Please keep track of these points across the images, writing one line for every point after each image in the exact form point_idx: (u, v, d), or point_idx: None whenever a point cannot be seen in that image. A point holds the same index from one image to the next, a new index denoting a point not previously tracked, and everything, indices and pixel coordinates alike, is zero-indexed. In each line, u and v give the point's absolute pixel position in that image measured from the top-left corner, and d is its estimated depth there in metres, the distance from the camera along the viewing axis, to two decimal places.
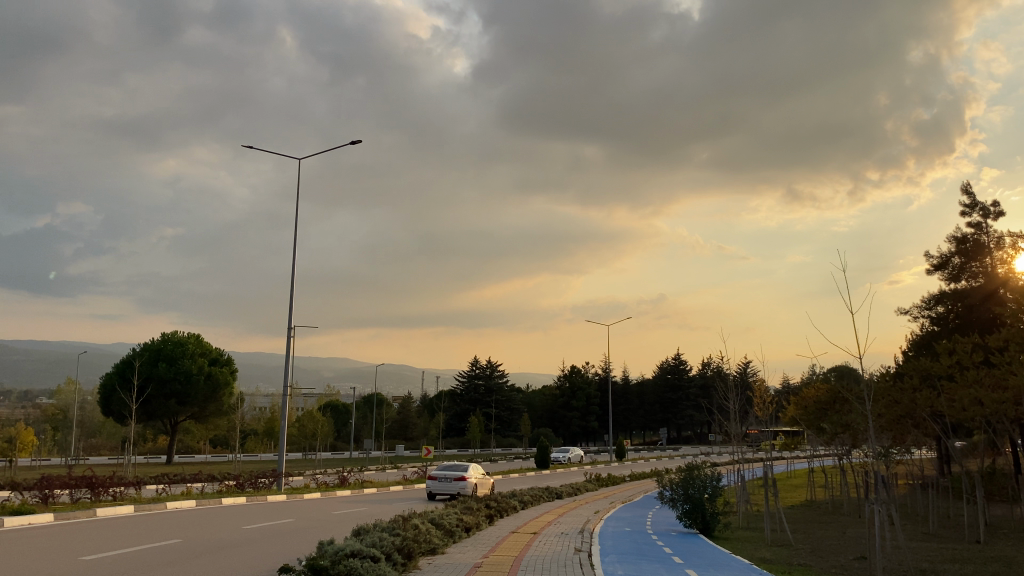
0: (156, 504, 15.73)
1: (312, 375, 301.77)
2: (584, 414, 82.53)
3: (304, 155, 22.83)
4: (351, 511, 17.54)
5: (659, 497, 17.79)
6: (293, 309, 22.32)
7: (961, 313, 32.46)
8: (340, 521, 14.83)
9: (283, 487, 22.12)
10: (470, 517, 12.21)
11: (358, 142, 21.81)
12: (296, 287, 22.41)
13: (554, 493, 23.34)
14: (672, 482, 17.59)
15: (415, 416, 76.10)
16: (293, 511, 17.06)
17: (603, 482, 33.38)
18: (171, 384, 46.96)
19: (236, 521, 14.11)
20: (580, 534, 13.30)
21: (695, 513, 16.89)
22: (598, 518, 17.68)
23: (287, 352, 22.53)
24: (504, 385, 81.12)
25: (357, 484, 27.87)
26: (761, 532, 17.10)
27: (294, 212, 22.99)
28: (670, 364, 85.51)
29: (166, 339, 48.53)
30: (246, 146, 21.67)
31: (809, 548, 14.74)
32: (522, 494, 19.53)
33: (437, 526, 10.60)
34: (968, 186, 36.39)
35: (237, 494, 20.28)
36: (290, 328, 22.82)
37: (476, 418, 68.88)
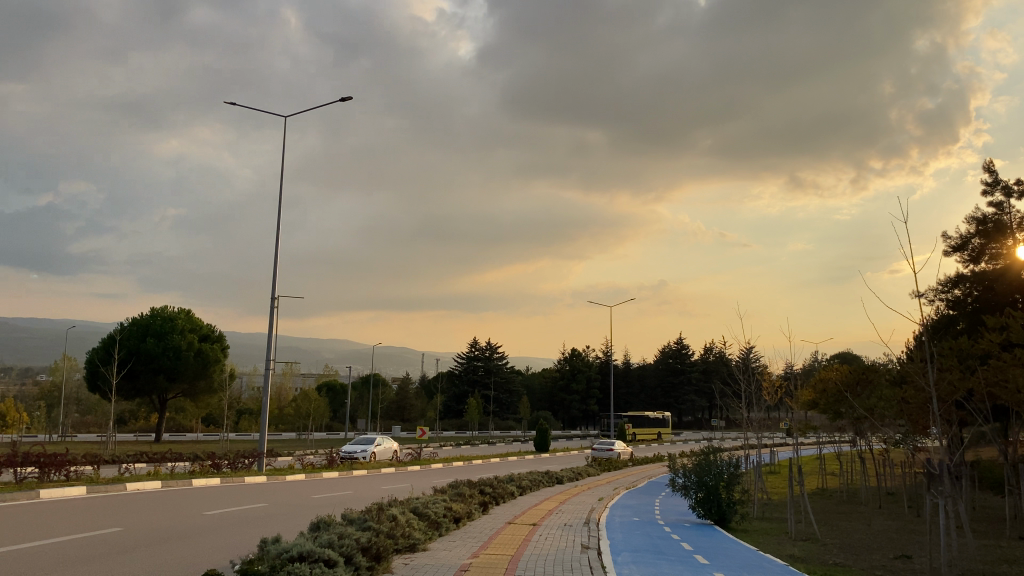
0: (114, 484, 14.19)
1: (312, 356, 300.81)
2: (584, 397, 81.21)
3: (288, 115, 21.22)
4: (333, 495, 16.01)
5: (670, 485, 16.24)
6: (277, 277, 20.80)
7: (979, 297, 30.87)
8: (316, 507, 13.31)
9: (264, 468, 20.60)
10: (460, 507, 10.65)
11: (345, 100, 20.22)
12: (280, 254, 20.84)
13: (555, 478, 21.85)
14: (685, 467, 16.10)
15: (413, 397, 74.65)
16: (268, 494, 15.54)
17: (606, 466, 31.88)
18: (159, 360, 45.45)
19: (199, 507, 12.56)
20: (585, 526, 11.78)
21: (709, 502, 15.36)
22: (604, 507, 16.14)
23: (271, 323, 20.99)
24: (503, 367, 79.77)
25: (346, 465, 26.37)
26: (783, 525, 15.63)
27: (279, 174, 21.40)
28: (672, 349, 84.11)
29: (155, 314, 47.04)
30: (227, 102, 20.00)
31: (840, 543, 13.25)
32: (521, 480, 17.97)
33: (420, 517, 9.07)
34: (989, 163, 34.66)
35: (211, 475, 18.75)
36: (274, 299, 21.29)
37: (474, 400, 67.49)
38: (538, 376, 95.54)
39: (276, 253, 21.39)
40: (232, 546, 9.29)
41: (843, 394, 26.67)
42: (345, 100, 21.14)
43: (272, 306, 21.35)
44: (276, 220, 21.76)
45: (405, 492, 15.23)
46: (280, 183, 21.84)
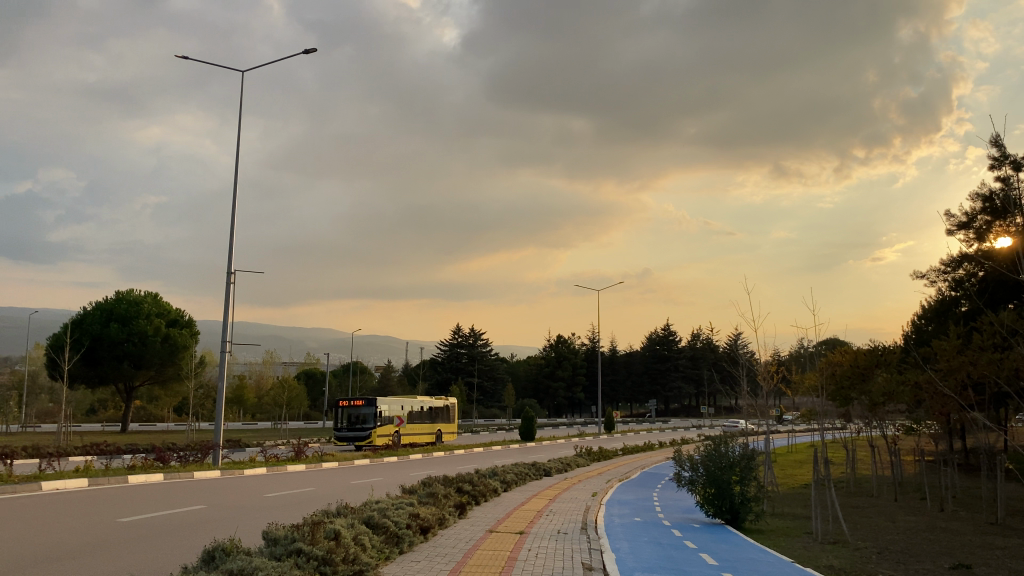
0: (24, 484, 12.06)
1: (293, 347, 296.97)
2: (570, 384, 79.52)
3: (247, 70, 19.08)
4: (288, 494, 13.92)
5: (677, 479, 14.27)
6: (233, 249, 18.70)
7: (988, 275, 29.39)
8: (263, 512, 11.23)
9: (218, 463, 18.38)
10: (431, 513, 8.66)
11: (307, 52, 18.10)
12: (236, 223, 18.70)
13: (541, 470, 19.93)
14: (693, 459, 14.14)
15: (395, 385, 72.50)
16: (209, 494, 13.44)
17: (595, 456, 30.01)
18: (124, 346, 43.15)
19: (111, 512, 10.43)
20: (582, 533, 9.79)
21: (720, 499, 13.47)
22: (600, 506, 14.29)
23: (226, 301, 18.92)
24: (487, 354, 77.94)
25: (315, 457, 24.27)
26: (805, 526, 13.91)
27: (237, 137, 19.33)
28: (659, 335, 82.33)
29: (120, 298, 44.68)
30: (180, 56, 17.88)
31: (878, 548, 11.53)
32: (505, 473, 16.05)
33: (374, 530, 7.12)
34: (997, 137, 32.88)
35: (156, 469, 16.66)
36: (229, 276, 19.11)
37: (457, 387, 65.43)
38: (523, 363, 93.50)
39: (232, 222, 19.26)
40: (115, 574, 7.19)
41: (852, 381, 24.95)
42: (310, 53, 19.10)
43: (226, 283, 19.19)
44: (233, 187, 19.66)
45: (372, 490, 13.21)
46: (237, 146, 19.73)
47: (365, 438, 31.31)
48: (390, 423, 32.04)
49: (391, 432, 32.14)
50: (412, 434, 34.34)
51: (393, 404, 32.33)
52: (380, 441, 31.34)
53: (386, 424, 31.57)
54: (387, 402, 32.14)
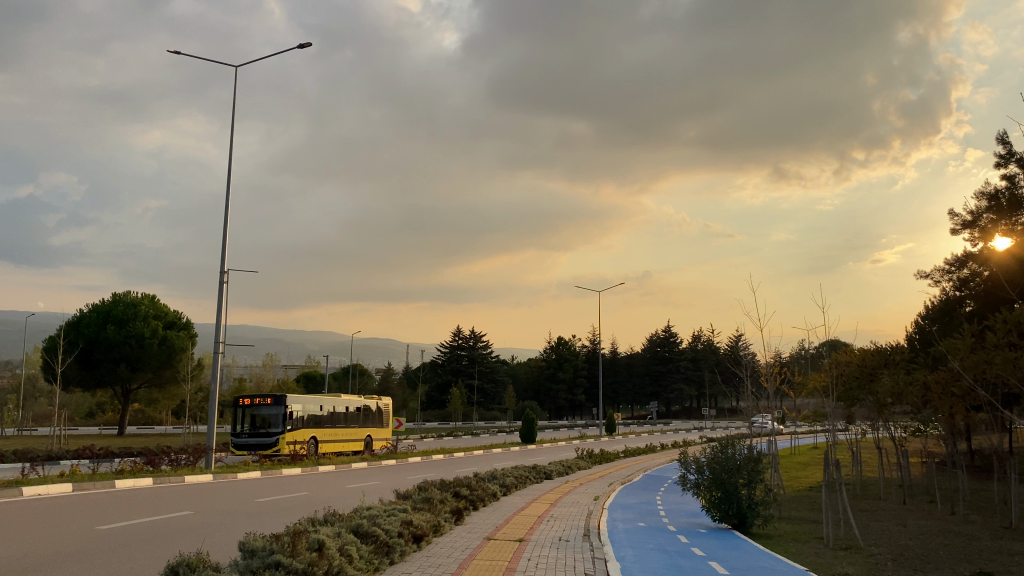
0: (5, 489, 11.57)
1: (294, 350, 296.35)
2: (571, 387, 79.04)
3: (242, 64, 18.68)
4: (281, 499, 13.48)
5: (682, 483, 13.83)
6: (226, 248, 18.26)
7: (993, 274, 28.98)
8: (253, 518, 10.78)
9: (211, 466, 17.86)
10: (425, 520, 8.21)
11: (302, 46, 17.68)
12: (230, 221, 18.27)
13: (542, 473, 19.46)
14: (698, 461, 13.67)
15: (395, 388, 71.92)
16: (196, 499, 12.97)
17: (596, 459, 29.51)
18: (121, 348, 42.67)
19: (91, 519, 9.99)
20: (585, 540, 9.34)
21: (727, 503, 13.03)
22: (603, 511, 13.85)
23: (219, 302, 18.46)
24: (488, 356, 77.49)
25: (312, 460, 23.76)
26: (815, 530, 13.48)
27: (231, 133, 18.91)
28: (660, 337, 81.83)
29: (117, 300, 44.18)
30: (171, 50, 17.45)
31: (893, 554, 11.10)
32: (504, 477, 15.58)
33: (363, 540, 6.69)
34: (1004, 134, 32.46)
35: (146, 473, 16.18)
36: (222, 275, 18.65)
37: (457, 390, 64.90)
38: (524, 365, 92.98)
39: (226, 219, 18.81)
40: None
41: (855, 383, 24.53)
42: (306, 47, 18.71)
43: (220, 282, 18.74)
44: (227, 184, 19.22)
45: (368, 496, 12.74)
46: (230, 142, 19.29)
47: (270, 447, 25.34)
48: (304, 427, 26.22)
49: (305, 439, 26.35)
50: (333, 442, 28.45)
51: (307, 404, 26.46)
52: (291, 450, 25.43)
53: (298, 429, 25.86)
54: (299, 402, 26.34)
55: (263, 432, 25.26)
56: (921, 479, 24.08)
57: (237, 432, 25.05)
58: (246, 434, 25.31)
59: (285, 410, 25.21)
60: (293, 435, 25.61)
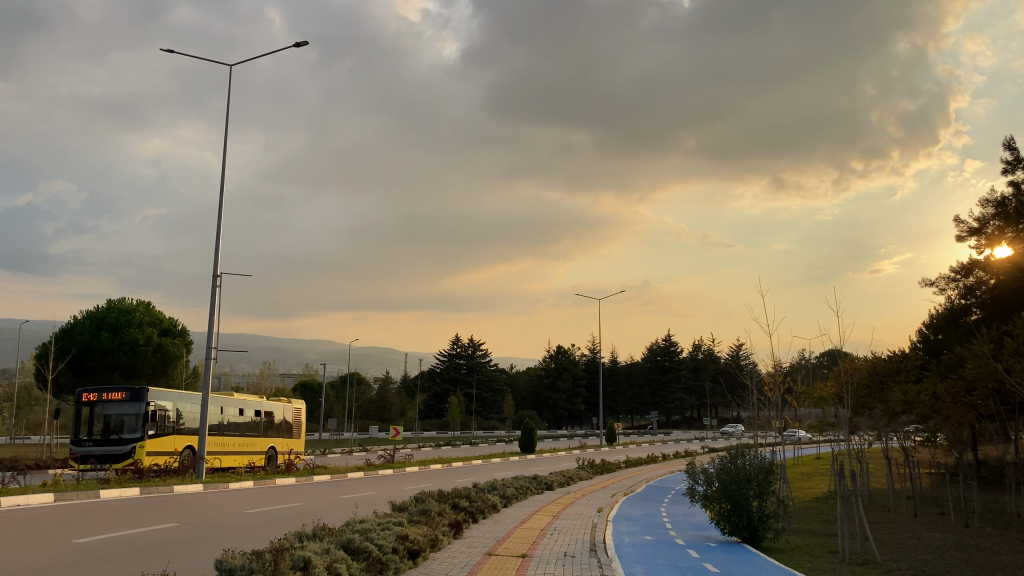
0: None
1: (293, 359, 295.34)
2: (571, 396, 78.45)
3: (236, 63, 18.30)
4: (271, 510, 12.98)
5: (690, 494, 13.33)
6: (219, 251, 17.81)
7: (1000, 282, 28.47)
8: (241, 530, 10.28)
9: (201, 474, 17.27)
10: (421, 535, 7.70)
11: (298, 44, 17.27)
12: (222, 223, 17.84)
13: (543, 483, 18.91)
14: (706, 471, 13.16)
15: (393, 396, 71.27)
16: (183, 510, 12.46)
17: (597, 469, 28.94)
18: (115, 355, 42.15)
19: (68, 532, 9.47)
20: (592, 555, 8.83)
21: (738, 515, 12.52)
22: (607, 524, 13.33)
23: (212, 306, 17.99)
24: (487, 365, 76.96)
25: (306, 470, 23.17)
26: (829, 543, 12.98)
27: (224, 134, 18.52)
28: (660, 346, 81.24)
29: (111, 306, 43.62)
30: (164, 47, 17.00)
31: (913, 570, 10.61)
32: (504, 487, 15.05)
33: (355, 557, 6.18)
34: (1009, 141, 32.11)
35: (133, 482, 15.62)
36: (215, 278, 18.15)
37: (456, 398, 64.29)
38: (523, 373, 92.35)
39: (218, 221, 18.37)
40: None
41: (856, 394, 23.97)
42: (301, 46, 18.34)
43: (212, 285, 18.23)
44: (220, 186, 18.79)
45: (362, 507, 12.20)
46: (224, 142, 18.86)
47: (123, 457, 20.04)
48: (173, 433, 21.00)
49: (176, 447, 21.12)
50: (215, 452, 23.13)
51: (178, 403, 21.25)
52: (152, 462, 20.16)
53: (163, 435, 20.62)
54: (166, 400, 21.09)
55: (112, 439, 20.06)
56: (927, 490, 23.59)
57: (79, 438, 19.85)
58: (92, 441, 19.95)
59: (143, 410, 20.10)
60: (155, 442, 20.38)
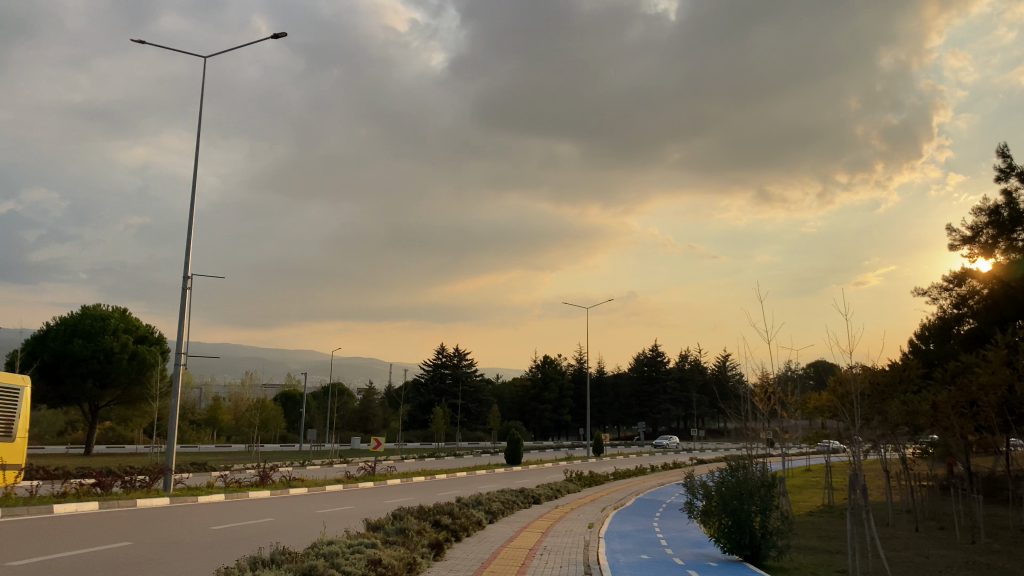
0: None
1: (278, 369, 293.06)
2: (557, 406, 77.60)
3: (211, 56, 17.49)
4: (239, 527, 12.08)
5: (688, 509, 12.55)
6: (190, 251, 16.93)
7: (994, 293, 27.79)
8: (202, 549, 9.38)
9: (169, 488, 16.33)
10: (395, 558, 6.81)
11: (276, 37, 16.53)
12: (194, 223, 16.95)
13: (530, 497, 18.03)
14: (706, 486, 12.38)
15: (377, 407, 70.04)
16: (143, 527, 11.54)
17: (585, 481, 28.10)
18: (88, 363, 40.94)
19: (5, 553, 8.53)
20: None
21: (740, 532, 11.71)
22: (599, 541, 12.54)
23: (182, 310, 17.09)
24: (472, 375, 76.02)
25: (282, 482, 22.16)
26: (836, 562, 12.14)
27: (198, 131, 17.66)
28: (647, 357, 80.57)
29: (85, 313, 42.45)
30: (135, 39, 16.20)
31: None
32: (490, 502, 14.17)
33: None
34: (1003, 148, 31.65)
35: (94, 497, 14.65)
36: (185, 280, 17.24)
37: (440, 409, 63.19)
38: (509, 384, 91.38)
39: (190, 220, 17.51)
40: None
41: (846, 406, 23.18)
42: (279, 37, 17.47)
43: (183, 288, 17.32)
44: (193, 185, 17.91)
45: (336, 526, 11.31)
46: (198, 138, 18.02)
47: None
48: None
49: None
50: None
51: None
52: None
53: None
54: None
55: None
56: (923, 503, 22.89)
57: None
58: None
59: None
60: None
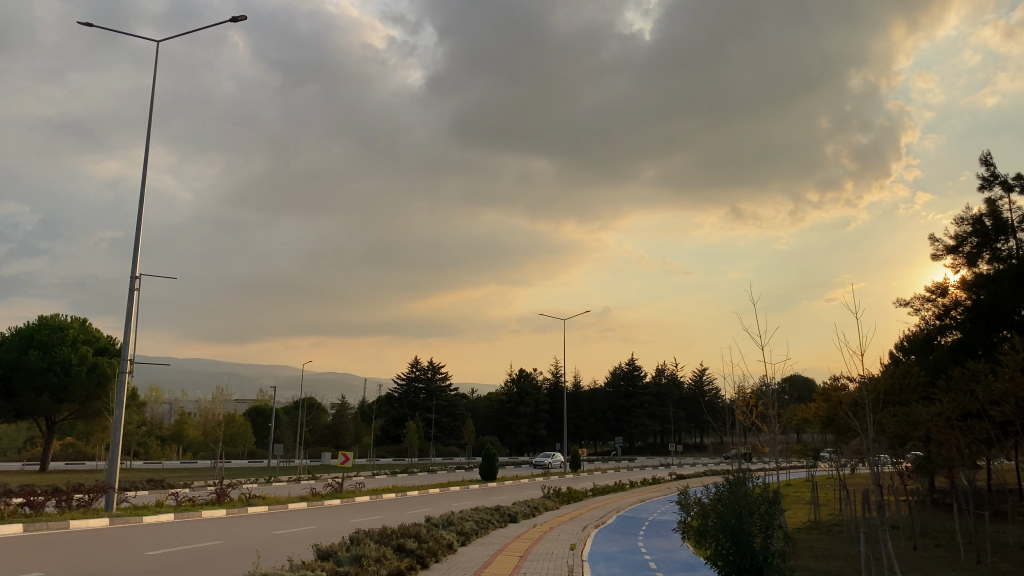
0: None
1: (250, 385, 288.65)
2: (533, 421, 76.28)
3: (163, 42, 16.38)
4: (177, 553, 10.67)
5: (684, 533, 11.33)
6: (136, 250, 15.65)
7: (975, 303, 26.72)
8: None
9: (110, 508, 14.86)
10: None
11: (233, 21, 15.51)
12: (141, 219, 15.66)
13: (505, 515, 16.76)
14: (703, 502, 11.29)
15: (349, 422, 68.25)
16: (64, 558, 10.13)
17: (564, 498, 26.80)
18: (43, 375, 38.98)
19: None
20: None
21: (739, 554, 10.55)
22: (584, 566, 11.33)
23: (128, 315, 15.78)
24: (446, 389, 74.55)
25: (240, 500, 20.65)
26: None
27: (149, 121, 16.51)
28: (623, 370, 79.62)
29: (42, 324, 40.57)
30: (81, 23, 15.11)
31: None
32: (462, 522, 12.88)
33: None
34: (986, 156, 31.13)
35: (22, 519, 13.16)
36: (131, 282, 15.91)
37: (413, 424, 61.57)
38: (483, 398, 89.86)
39: (139, 217, 16.27)
40: None
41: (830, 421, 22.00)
42: (238, 21, 16.36)
43: (129, 290, 15.99)
44: (142, 180, 16.70)
45: (288, 556, 10.04)
46: (150, 131, 16.87)
47: None
48: None
49: None
50: None
51: None
52: None
53: None
54: None
55: None
56: (909, 520, 21.89)
57: None
58: None
59: None
60: None
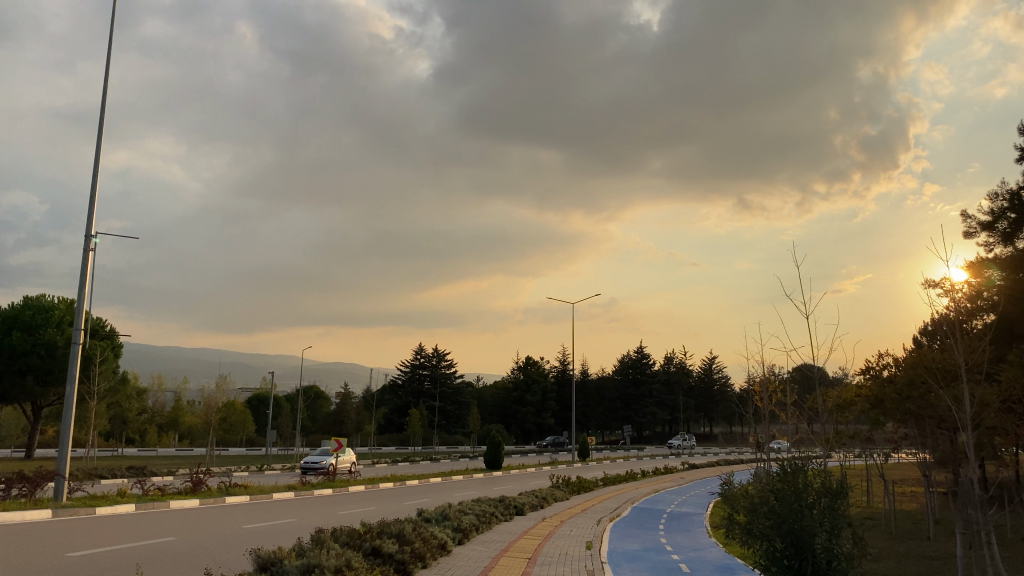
0: None
1: (256, 374, 287.36)
2: (539, 410, 74.35)
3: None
4: (113, 554, 8.77)
5: (741, 530, 9.23)
6: (89, 206, 13.83)
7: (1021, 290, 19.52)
8: None
9: (60, 499, 12.95)
10: None
11: None
12: (95, 172, 13.87)
13: (511, 508, 14.82)
14: (756, 486, 9.35)
15: (352, 411, 66.37)
16: None
17: (573, 488, 24.77)
18: (28, 358, 37.27)
19: None
20: None
21: (798, 558, 8.57)
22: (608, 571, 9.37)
23: (83, 279, 13.94)
24: (451, 376, 72.70)
25: (219, 489, 18.74)
26: None
27: (108, 61, 14.69)
28: (631, 359, 77.34)
29: (26, 303, 38.78)
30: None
31: None
32: (458, 515, 10.89)
33: None
34: None
35: None
36: (86, 242, 14.03)
37: (417, 412, 59.66)
38: (489, 386, 87.87)
39: (96, 168, 14.43)
40: None
41: (872, 405, 19.89)
42: None
43: (84, 251, 14.11)
44: (98, 129, 14.86)
45: (241, 562, 8.10)
46: (109, 73, 14.99)
47: None
48: None
49: None
50: None
51: None
52: None
53: None
54: None
55: None
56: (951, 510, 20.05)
57: None
58: None
59: None
60: None
